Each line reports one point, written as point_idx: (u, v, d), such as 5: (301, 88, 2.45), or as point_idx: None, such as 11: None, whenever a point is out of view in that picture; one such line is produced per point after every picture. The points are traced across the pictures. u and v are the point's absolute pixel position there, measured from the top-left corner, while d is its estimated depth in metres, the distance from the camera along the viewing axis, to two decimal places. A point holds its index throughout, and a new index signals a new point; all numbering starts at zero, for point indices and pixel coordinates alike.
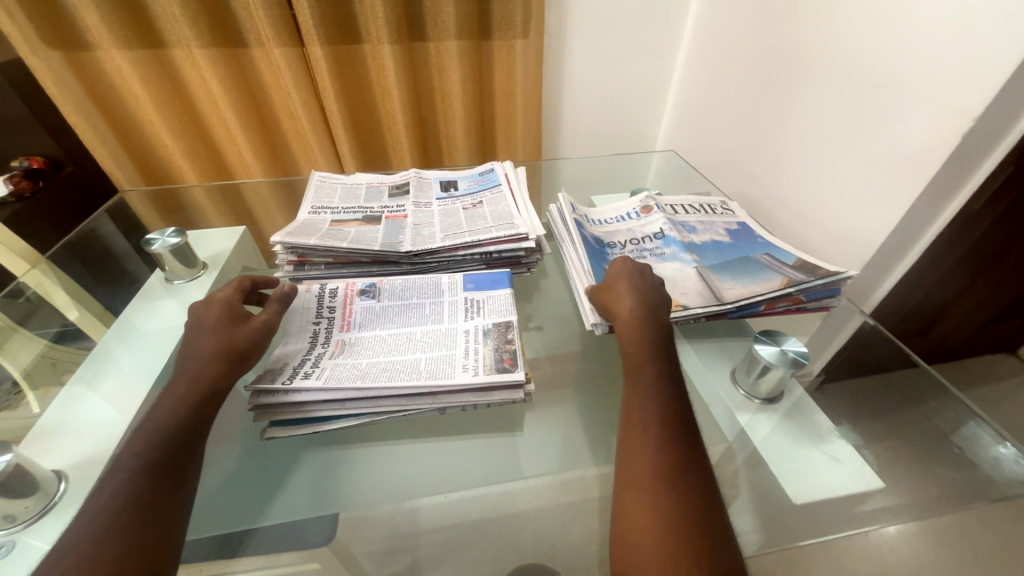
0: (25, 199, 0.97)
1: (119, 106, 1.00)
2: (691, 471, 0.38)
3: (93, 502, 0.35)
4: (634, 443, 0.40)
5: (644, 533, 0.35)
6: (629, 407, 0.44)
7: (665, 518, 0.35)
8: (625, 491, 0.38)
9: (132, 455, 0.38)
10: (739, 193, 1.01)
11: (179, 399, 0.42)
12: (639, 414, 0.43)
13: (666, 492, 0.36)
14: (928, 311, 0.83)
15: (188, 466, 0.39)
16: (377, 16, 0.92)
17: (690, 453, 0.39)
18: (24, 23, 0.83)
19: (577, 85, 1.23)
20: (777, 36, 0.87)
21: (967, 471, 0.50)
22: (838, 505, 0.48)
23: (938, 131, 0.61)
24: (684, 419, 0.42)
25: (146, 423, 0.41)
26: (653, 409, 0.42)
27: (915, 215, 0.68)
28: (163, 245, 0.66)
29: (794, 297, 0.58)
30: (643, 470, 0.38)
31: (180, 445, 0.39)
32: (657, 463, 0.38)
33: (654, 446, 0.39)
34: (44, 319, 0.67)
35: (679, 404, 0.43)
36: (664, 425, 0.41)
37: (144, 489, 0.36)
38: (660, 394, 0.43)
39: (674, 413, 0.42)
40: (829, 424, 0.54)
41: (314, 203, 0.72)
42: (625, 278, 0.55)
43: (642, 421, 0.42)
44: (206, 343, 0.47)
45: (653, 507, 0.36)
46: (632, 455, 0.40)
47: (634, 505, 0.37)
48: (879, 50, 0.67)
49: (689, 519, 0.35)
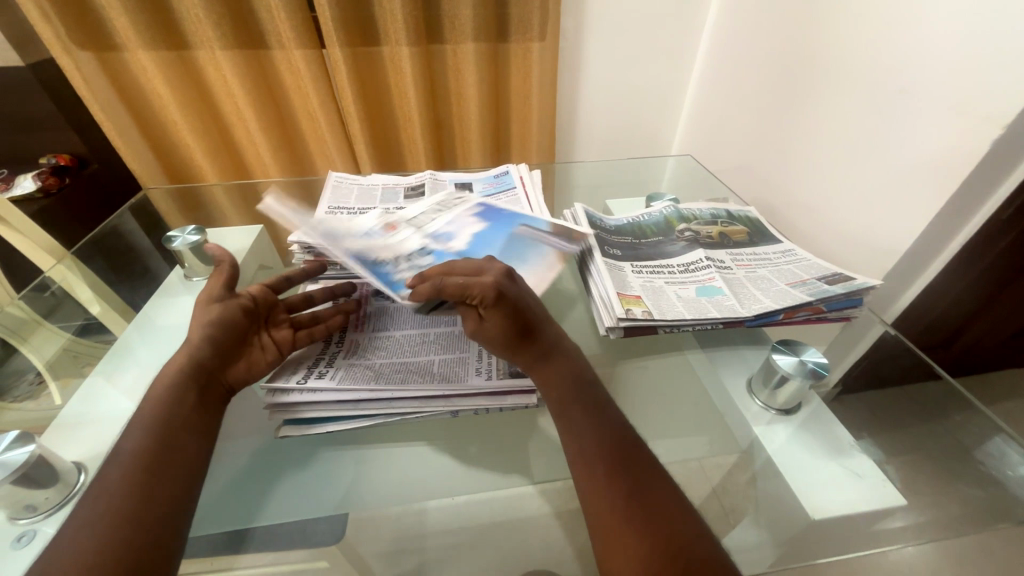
0: (52, 195, 1.00)
1: (143, 105, 1.02)
2: (654, 490, 0.38)
3: (93, 499, 0.35)
4: (593, 490, 0.38)
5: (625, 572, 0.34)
6: (566, 444, 0.43)
7: (641, 550, 0.34)
8: (595, 531, 0.37)
9: (132, 452, 0.38)
10: (756, 199, 0.99)
11: (161, 398, 0.42)
12: (578, 448, 0.41)
13: (631, 521, 0.36)
14: (952, 322, 0.80)
15: (190, 463, 0.40)
16: (395, 18, 0.93)
17: (637, 475, 0.39)
18: (57, 24, 0.85)
19: (593, 88, 1.23)
20: (799, 40, 0.85)
21: (995, 490, 0.48)
22: (857, 522, 0.46)
23: (967, 138, 0.59)
24: (618, 441, 0.41)
25: (132, 420, 0.41)
26: (590, 438, 0.41)
27: (942, 223, 0.66)
28: (184, 243, 0.67)
29: (815, 307, 0.56)
30: (603, 503, 0.37)
31: (178, 444, 0.40)
32: (614, 492, 0.37)
33: (613, 485, 0.38)
34: (68, 313, 0.69)
35: (612, 428, 0.42)
36: (604, 452, 0.40)
37: (143, 486, 0.36)
38: (592, 422, 0.43)
39: (609, 439, 0.41)
40: (850, 438, 0.53)
41: (330, 203, 0.73)
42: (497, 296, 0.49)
43: (590, 461, 0.40)
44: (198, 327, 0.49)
45: (629, 541, 0.35)
46: (587, 494, 0.38)
47: (608, 544, 0.35)
48: (905, 55, 0.65)
49: (663, 545, 0.34)
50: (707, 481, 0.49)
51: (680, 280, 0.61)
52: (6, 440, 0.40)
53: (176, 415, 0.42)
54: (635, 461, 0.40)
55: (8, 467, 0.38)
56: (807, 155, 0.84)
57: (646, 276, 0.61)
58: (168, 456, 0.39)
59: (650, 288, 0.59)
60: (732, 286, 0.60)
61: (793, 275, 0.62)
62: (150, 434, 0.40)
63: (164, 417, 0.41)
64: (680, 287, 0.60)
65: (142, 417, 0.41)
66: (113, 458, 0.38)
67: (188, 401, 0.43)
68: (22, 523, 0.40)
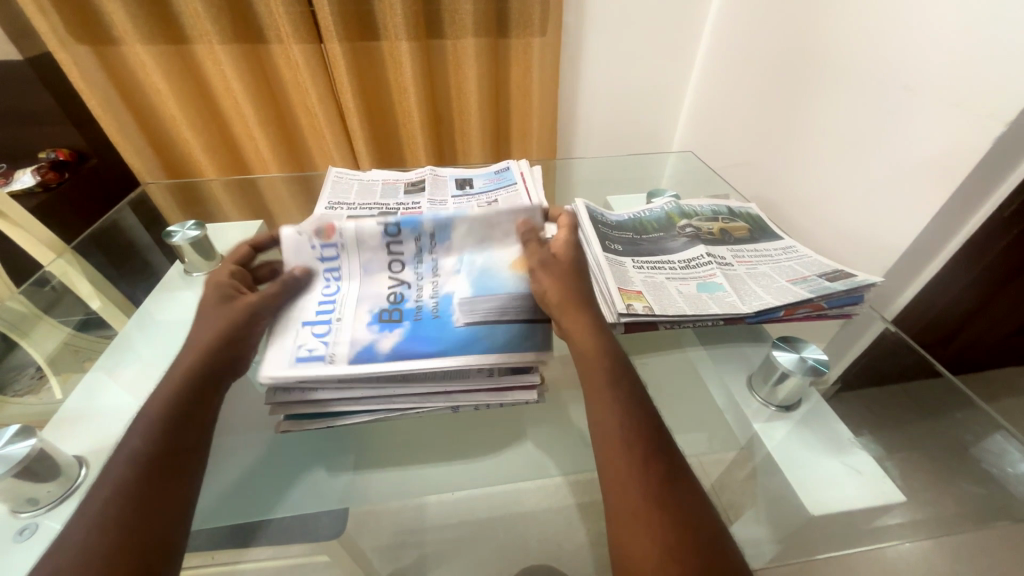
0: (51, 190, 1.00)
1: (141, 98, 1.01)
2: (676, 482, 0.37)
3: (96, 500, 0.34)
4: (618, 466, 0.38)
5: (643, 554, 0.34)
6: (596, 418, 0.43)
7: (666, 537, 0.34)
8: (616, 510, 0.36)
9: (130, 451, 0.38)
10: (757, 196, 0.99)
11: (172, 392, 0.42)
12: (611, 424, 0.41)
13: (655, 506, 0.35)
14: (952, 319, 0.80)
15: (189, 464, 0.39)
16: (395, 13, 0.93)
17: (665, 463, 0.38)
18: (54, 18, 0.84)
19: (592, 85, 1.22)
20: (800, 36, 0.85)
21: (994, 488, 0.48)
22: (856, 517, 0.46)
23: (965, 135, 0.59)
24: (654, 427, 0.41)
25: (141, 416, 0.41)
26: (623, 419, 0.41)
27: (944, 220, 0.66)
28: (183, 238, 0.67)
29: (816, 304, 0.57)
30: (628, 482, 0.37)
31: (181, 444, 0.39)
32: (639, 474, 0.37)
33: (640, 468, 0.37)
34: (68, 308, 0.69)
35: (647, 414, 0.42)
36: (639, 432, 0.40)
37: (144, 490, 0.36)
38: (627, 403, 0.42)
39: (644, 424, 0.41)
40: (850, 435, 0.53)
41: (331, 199, 0.73)
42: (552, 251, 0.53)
43: (618, 437, 0.40)
44: (214, 329, 0.48)
45: (654, 530, 0.34)
46: (612, 471, 0.38)
47: (628, 520, 0.35)
48: (904, 53, 0.66)
49: (680, 537, 0.34)
50: (706, 477, 0.49)
51: (680, 274, 0.61)
52: (8, 434, 0.40)
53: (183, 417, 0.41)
54: (665, 449, 0.39)
55: (9, 461, 0.38)
56: (809, 151, 0.83)
57: (647, 272, 0.61)
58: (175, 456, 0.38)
59: (651, 284, 0.59)
60: (732, 282, 0.60)
61: (794, 272, 0.62)
62: (152, 433, 0.39)
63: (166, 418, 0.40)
64: (681, 283, 0.60)
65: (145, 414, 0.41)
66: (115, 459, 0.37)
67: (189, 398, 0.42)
68: (25, 515, 0.41)
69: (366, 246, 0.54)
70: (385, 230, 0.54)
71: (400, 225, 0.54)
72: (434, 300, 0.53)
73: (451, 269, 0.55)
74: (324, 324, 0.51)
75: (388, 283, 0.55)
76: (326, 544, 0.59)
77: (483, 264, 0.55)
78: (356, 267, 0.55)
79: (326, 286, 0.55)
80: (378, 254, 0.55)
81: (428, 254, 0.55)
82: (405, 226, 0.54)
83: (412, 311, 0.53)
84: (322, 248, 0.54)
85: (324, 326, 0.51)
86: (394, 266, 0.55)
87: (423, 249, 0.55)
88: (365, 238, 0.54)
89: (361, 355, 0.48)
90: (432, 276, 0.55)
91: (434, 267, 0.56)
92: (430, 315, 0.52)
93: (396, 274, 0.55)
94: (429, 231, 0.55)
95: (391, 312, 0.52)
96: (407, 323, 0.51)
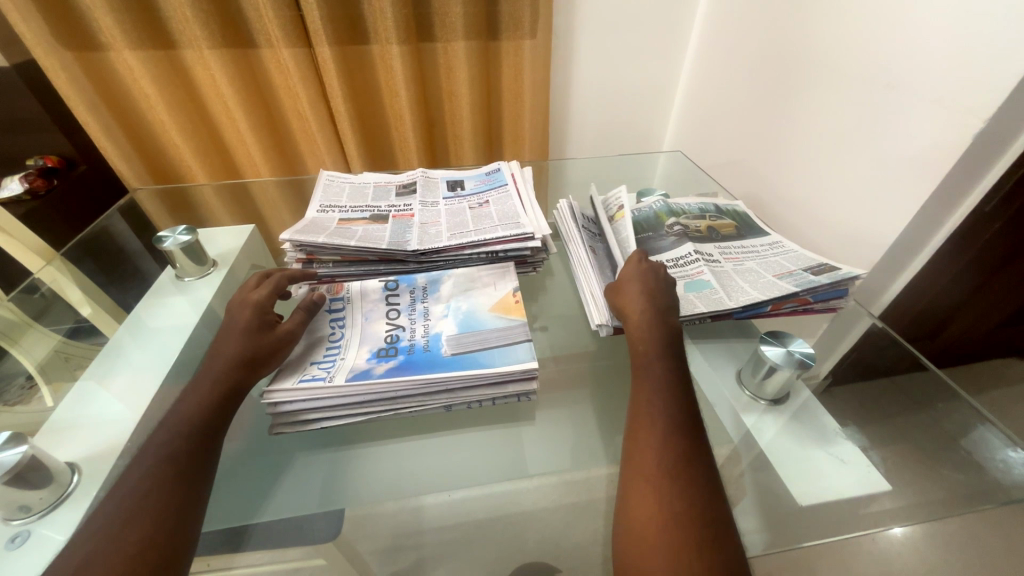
0: (39, 197, 0.99)
1: (131, 104, 1.01)
2: (695, 469, 0.38)
3: (114, 496, 0.36)
4: (639, 441, 0.40)
5: (647, 521, 0.35)
6: (636, 398, 0.44)
7: (673, 508, 0.35)
8: (629, 480, 0.39)
9: (162, 441, 0.40)
10: (746, 193, 1.00)
11: (209, 390, 0.44)
12: (643, 409, 0.43)
13: (669, 487, 0.36)
14: (937, 314, 0.82)
15: (206, 464, 0.40)
16: (385, 16, 0.93)
17: (673, 451, 0.39)
18: (39, 24, 0.84)
19: (583, 86, 1.23)
20: (786, 36, 0.86)
21: (976, 474, 0.49)
22: (844, 505, 0.47)
23: (943, 131, 0.61)
24: (687, 420, 0.41)
25: (183, 407, 0.43)
26: (656, 407, 0.42)
27: (928, 215, 0.67)
28: (174, 243, 0.67)
29: (801, 298, 0.58)
30: (644, 466, 0.38)
31: (205, 446, 0.41)
32: (658, 453, 0.39)
33: (659, 442, 0.39)
34: (57, 316, 0.68)
35: (668, 404, 0.42)
36: (666, 422, 0.41)
37: (160, 487, 0.36)
38: (662, 392, 0.43)
39: (677, 416, 0.41)
40: (836, 426, 0.54)
41: (322, 202, 0.73)
42: (633, 280, 0.54)
43: (645, 416, 0.42)
44: (235, 349, 0.47)
45: (658, 499, 0.36)
46: (640, 444, 0.40)
47: (637, 492, 0.37)
48: (884, 54, 0.67)
49: (691, 518, 0.35)
50: None
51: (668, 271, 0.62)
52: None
53: (212, 414, 0.43)
54: (690, 431, 0.40)
55: (1, 468, 0.38)
56: (796, 149, 0.84)
57: None
58: (197, 456, 0.40)
59: None
60: (720, 279, 0.61)
61: (781, 267, 0.63)
62: (188, 432, 0.41)
63: (207, 412, 0.42)
64: None
65: (178, 414, 0.42)
66: (142, 454, 0.39)
67: (224, 405, 0.44)
68: (17, 523, 0.41)
69: (367, 299, 0.59)
70: (386, 286, 0.61)
71: (399, 281, 0.62)
72: (426, 338, 0.54)
73: (440, 314, 0.57)
74: (330, 361, 0.51)
75: (386, 327, 0.56)
76: (320, 547, 0.58)
77: (468, 308, 0.58)
78: (356, 319, 0.57)
79: (332, 332, 0.55)
80: (377, 306, 0.59)
81: (421, 303, 0.59)
82: (403, 282, 0.61)
83: (406, 347, 0.53)
84: (332, 301, 0.59)
85: (329, 361, 0.51)
86: (391, 313, 0.58)
87: (416, 300, 0.59)
88: (367, 293, 0.60)
89: (360, 375, 0.48)
90: (424, 320, 0.56)
91: (425, 313, 0.57)
92: (424, 350, 0.52)
93: (393, 318, 0.57)
94: (423, 284, 0.61)
95: (389, 349, 0.52)
96: (402, 356, 0.51)
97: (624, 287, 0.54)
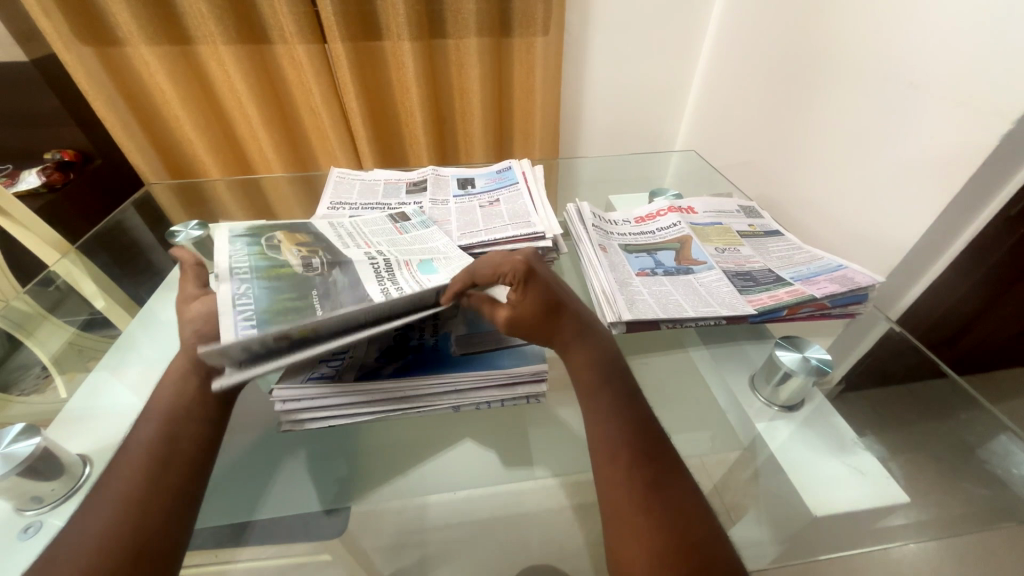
0: (56, 190, 1.00)
1: (146, 99, 1.02)
2: (674, 492, 0.37)
3: (95, 501, 0.35)
4: (609, 472, 0.39)
5: (634, 556, 0.34)
6: (591, 426, 0.43)
7: (657, 539, 0.34)
8: (609, 513, 0.37)
9: (139, 448, 0.39)
10: (760, 193, 0.98)
11: (167, 402, 0.43)
12: (602, 436, 0.41)
13: (656, 516, 0.35)
14: (957, 321, 0.79)
15: (186, 468, 0.40)
16: (398, 12, 0.92)
17: (652, 477, 0.38)
18: (59, 20, 0.85)
19: (595, 84, 1.22)
20: (806, 34, 0.84)
21: (999, 489, 0.47)
22: (859, 517, 0.46)
23: (970, 133, 0.59)
24: (648, 441, 0.40)
25: (145, 418, 0.42)
26: (616, 431, 0.41)
27: (950, 218, 0.66)
28: (186, 237, 0.68)
29: (819, 303, 0.56)
30: (620, 497, 0.37)
31: (177, 451, 0.40)
32: (632, 480, 0.37)
33: (628, 470, 0.38)
34: (72, 308, 0.68)
35: (631, 426, 0.41)
36: (632, 448, 0.40)
37: (147, 486, 0.36)
38: (617, 414, 0.42)
39: (637, 438, 0.40)
40: (853, 435, 0.53)
41: (333, 199, 0.73)
42: (535, 317, 0.48)
43: (607, 444, 0.40)
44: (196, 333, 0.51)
45: (642, 532, 0.35)
46: (609, 476, 0.39)
47: (620, 527, 0.36)
48: (910, 53, 0.65)
49: (678, 547, 0.34)
50: (708, 477, 0.49)
51: (665, 298, 0.57)
52: (12, 433, 0.41)
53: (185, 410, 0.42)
54: (657, 453, 0.40)
55: (13, 459, 0.38)
56: (813, 149, 0.83)
57: (650, 277, 0.61)
58: (172, 461, 0.39)
59: (654, 289, 0.59)
60: (720, 278, 0.61)
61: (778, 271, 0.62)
62: (156, 442, 0.40)
63: (172, 420, 0.42)
64: (682, 285, 0.60)
65: (149, 421, 0.41)
66: (124, 453, 0.39)
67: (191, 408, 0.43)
68: (29, 514, 0.41)
69: None
70: None
71: None
72: (436, 338, 0.53)
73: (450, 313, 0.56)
74: (339, 358, 0.51)
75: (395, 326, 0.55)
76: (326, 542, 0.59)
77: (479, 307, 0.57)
78: None
79: None
80: None
81: None
82: None
83: (416, 347, 0.52)
84: None
85: (338, 359, 0.51)
86: None
87: None
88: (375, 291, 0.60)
89: (370, 375, 0.48)
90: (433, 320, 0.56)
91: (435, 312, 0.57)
92: (433, 349, 0.52)
93: None
94: None
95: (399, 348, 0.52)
96: (412, 356, 0.51)
97: (533, 325, 0.48)
